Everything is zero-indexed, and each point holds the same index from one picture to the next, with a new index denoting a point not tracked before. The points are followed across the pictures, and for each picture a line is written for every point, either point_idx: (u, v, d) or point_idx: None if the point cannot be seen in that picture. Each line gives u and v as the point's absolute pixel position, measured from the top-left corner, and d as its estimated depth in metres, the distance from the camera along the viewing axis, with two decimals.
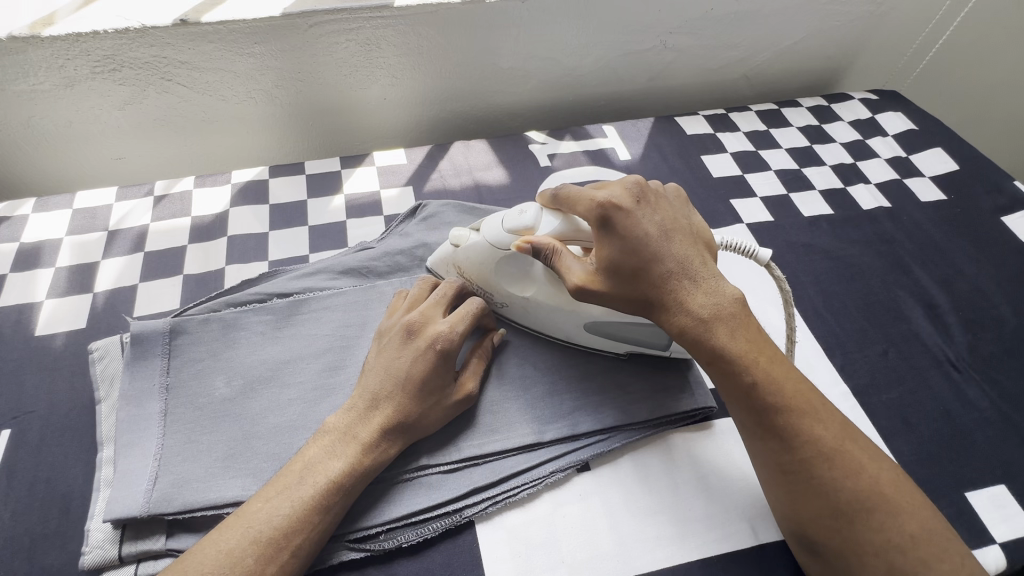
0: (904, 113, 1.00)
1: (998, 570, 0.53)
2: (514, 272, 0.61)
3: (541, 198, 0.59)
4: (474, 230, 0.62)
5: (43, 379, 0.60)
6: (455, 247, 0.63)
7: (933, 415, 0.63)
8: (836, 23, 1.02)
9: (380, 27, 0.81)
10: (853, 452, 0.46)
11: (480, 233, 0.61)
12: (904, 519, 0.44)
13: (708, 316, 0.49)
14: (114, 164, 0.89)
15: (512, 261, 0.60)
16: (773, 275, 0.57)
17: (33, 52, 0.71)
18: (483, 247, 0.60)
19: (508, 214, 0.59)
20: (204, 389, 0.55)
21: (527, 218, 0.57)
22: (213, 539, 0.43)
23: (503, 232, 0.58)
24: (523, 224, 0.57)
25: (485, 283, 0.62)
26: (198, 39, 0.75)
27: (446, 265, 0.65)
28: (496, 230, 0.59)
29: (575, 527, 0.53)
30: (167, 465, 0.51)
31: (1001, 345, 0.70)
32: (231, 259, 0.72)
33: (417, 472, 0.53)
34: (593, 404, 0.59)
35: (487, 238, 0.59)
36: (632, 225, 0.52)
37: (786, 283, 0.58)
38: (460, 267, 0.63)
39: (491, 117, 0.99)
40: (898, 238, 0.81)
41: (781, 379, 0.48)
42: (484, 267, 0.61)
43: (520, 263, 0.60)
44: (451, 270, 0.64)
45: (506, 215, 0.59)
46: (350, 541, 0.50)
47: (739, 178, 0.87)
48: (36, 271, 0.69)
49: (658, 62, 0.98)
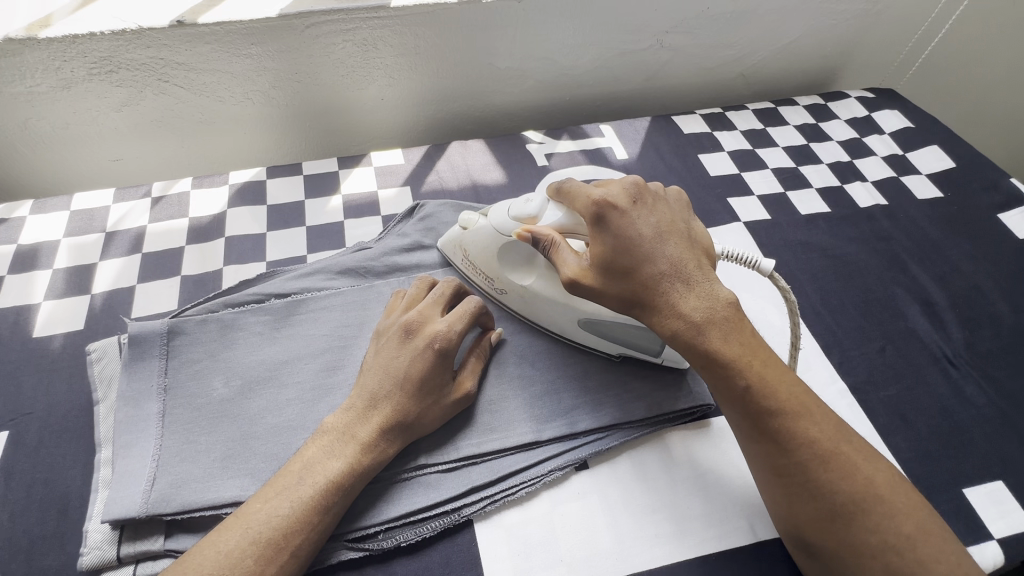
0: (900, 111, 1.00)
1: (996, 565, 0.53)
2: (517, 261, 0.62)
3: (547, 190, 0.60)
4: (483, 215, 0.63)
5: (41, 381, 0.60)
6: (463, 230, 0.64)
7: (931, 412, 0.63)
8: (832, 22, 1.02)
9: (377, 28, 0.81)
10: (849, 453, 0.46)
11: (487, 219, 0.62)
12: (900, 521, 0.44)
13: (701, 320, 0.49)
14: (111, 166, 0.90)
15: (514, 250, 0.61)
16: (775, 285, 0.56)
17: (29, 54, 0.71)
18: (487, 232, 0.61)
19: (514, 202, 0.60)
20: (202, 390, 0.55)
21: (531, 208, 0.58)
22: (212, 541, 0.43)
23: (507, 218, 0.60)
24: (527, 213, 0.58)
25: (487, 268, 0.63)
26: (195, 41, 0.76)
27: (454, 248, 0.66)
28: (502, 216, 0.60)
29: (574, 526, 0.53)
30: (165, 465, 0.51)
31: (998, 341, 0.70)
32: (229, 259, 0.72)
33: (415, 471, 0.53)
34: (591, 403, 0.59)
35: (491, 224, 0.61)
36: (627, 227, 0.52)
37: (790, 291, 0.57)
38: (466, 250, 0.65)
39: (488, 117, 0.99)
40: (895, 236, 0.81)
41: (775, 382, 0.48)
42: (487, 253, 0.62)
43: (522, 251, 0.61)
44: (458, 252, 0.66)
45: (513, 203, 0.60)
46: (348, 540, 0.50)
47: (736, 177, 0.87)
48: (33, 272, 0.69)
49: (655, 62, 0.98)
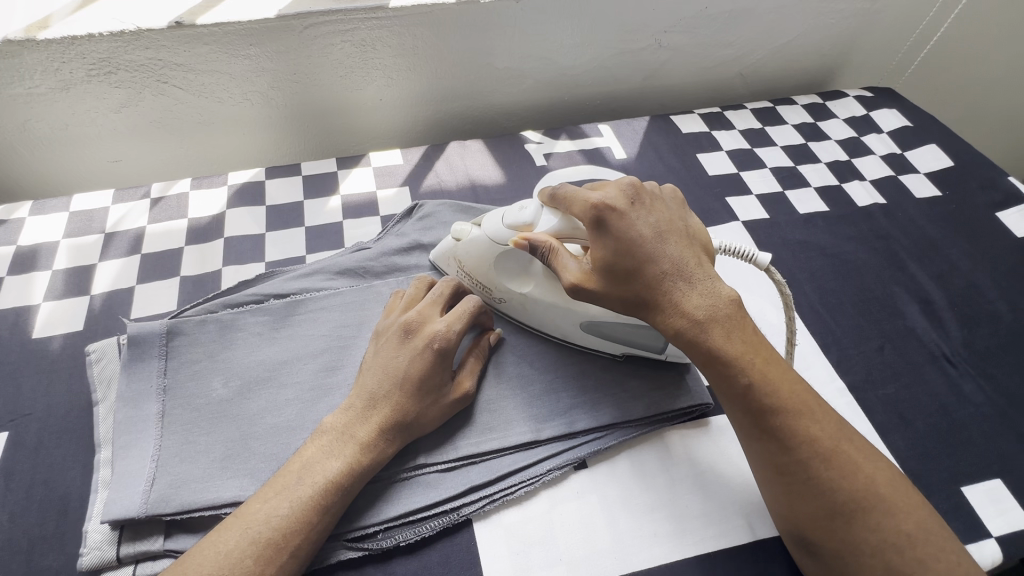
0: (898, 110, 1.00)
1: (994, 563, 0.54)
2: (514, 269, 0.62)
3: (539, 196, 0.60)
4: (476, 224, 0.64)
5: (41, 381, 0.60)
6: (457, 241, 0.64)
7: (930, 411, 0.63)
8: (830, 20, 1.02)
9: (374, 28, 0.81)
10: (848, 451, 0.47)
11: (480, 228, 0.62)
12: (900, 519, 0.44)
13: (703, 318, 0.49)
14: (111, 168, 0.90)
15: (511, 257, 0.61)
16: (772, 279, 0.56)
17: (28, 56, 0.71)
18: (483, 241, 0.61)
19: (508, 210, 0.60)
20: (202, 390, 0.55)
21: (526, 216, 0.58)
22: (213, 541, 0.43)
23: (502, 227, 0.60)
24: (522, 220, 0.58)
25: (485, 277, 0.63)
26: (193, 42, 0.76)
27: (449, 259, 0.66)
28: (496, 225, 0.60)
29: (573, 525, 0.53)
30: (165, 466, 0.51)
31: (996, 339, 0.70)
32: (228, 260, 0.72)
33: (414, 471, 0.53)
34: (590, 403, 0.59)
35: (486, 233, 0.61)
36: (626, 227, 0.52)
37: (787, 286, 0.57)
38: (461, 261, 0.64)
39: (487, 117, 1.00)
40: (893, 234, 0.81)
41: (777, 380, 0.48)
42: (484, 262, 0.62)
43: (519, 259, 0.61)
44: (452, 263, 0.66)
45: (507, 211, 0.61)
46: (347, 540, 0.50)
47: (735, 176, 0.87)
48: (32, 274, 0.69)
49: (653, 62, 0.98)
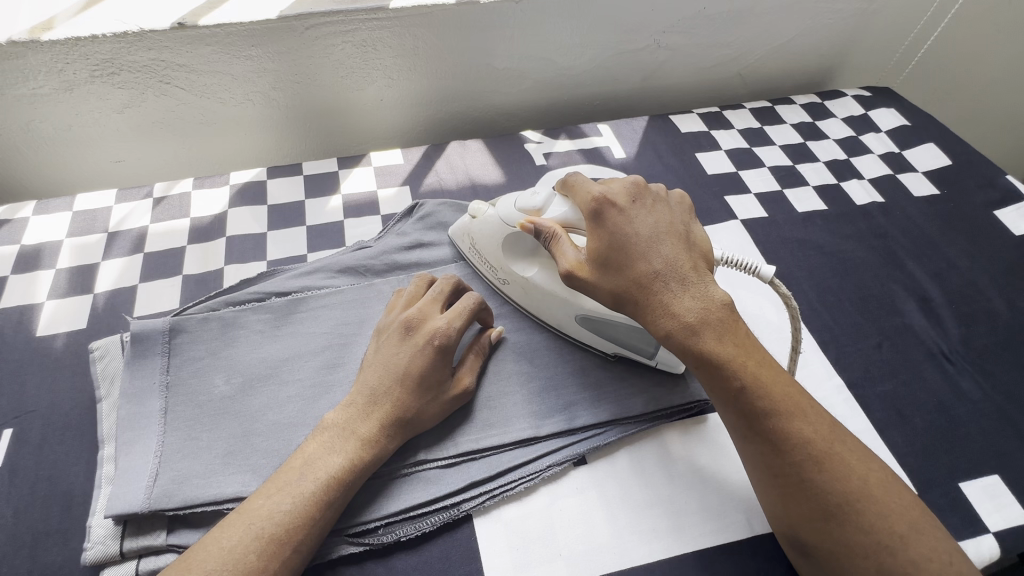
0: (897, 109, 1.01)
1: (992, 559, 0.54)
2: (524, 250, 0.63)
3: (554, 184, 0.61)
4: (492, 205, 0.65)
5: (44, 379, 0.61)
6: (473, 219, 0.66)
7: (927, 408, 0.64)
8: (828, 21, 1.03)
9: (375, 29, 0.81)
10: (842, 453, 0.47)
11: (495, 209, 0.64)
12: (893, 520, 0.45)
13: (694, 320, 0.49)
14: (114, 168, 0.90)
15: (520, 240, 0.62)
16: (777, 292, 0.56)
17: (32, 56, 0.72)
18: (494, 222, 0.63)
19: (521, 194, 0.61)
20: (204, 388, 0.56)
21: (538, 200, 0.59)
22: (214, 537, 0.44)
23: (513, 210, 0.61)
24: (533, 205, 0.59)
25: (492, 258, 0.64)
26: (195, 43, 0.76)
27: (463, 237, 0.68)
28: (508, 208, 0.61)
29: (573, 520, 0.53)
30: (168, 462, 0.51)
31: (994, 336, 0.70)
32: (230, 259, 0.73)
33: (415, 467, 0.54)
34: (590, 399, 0.59)
35: (499, 214, 0.62)
36: (622, 224, 0.54)
37: (793, 300, 0.56)
38: (473, 240, 0.66)
39: (488, 117, 1.00)
40: (891, 233, 0.81)
41: (770, 382, 0.49)
42: (493, 243, 0.63)
43: (528, 243, 0.63)
44: (467, 241, 0.67)
45: (520, 195, 0.62)
46: (349, 535, 0.50)
47: (734, 176, 0.88)
48: (36, 272, 0.70)
49: (652, 62, 0.99)
